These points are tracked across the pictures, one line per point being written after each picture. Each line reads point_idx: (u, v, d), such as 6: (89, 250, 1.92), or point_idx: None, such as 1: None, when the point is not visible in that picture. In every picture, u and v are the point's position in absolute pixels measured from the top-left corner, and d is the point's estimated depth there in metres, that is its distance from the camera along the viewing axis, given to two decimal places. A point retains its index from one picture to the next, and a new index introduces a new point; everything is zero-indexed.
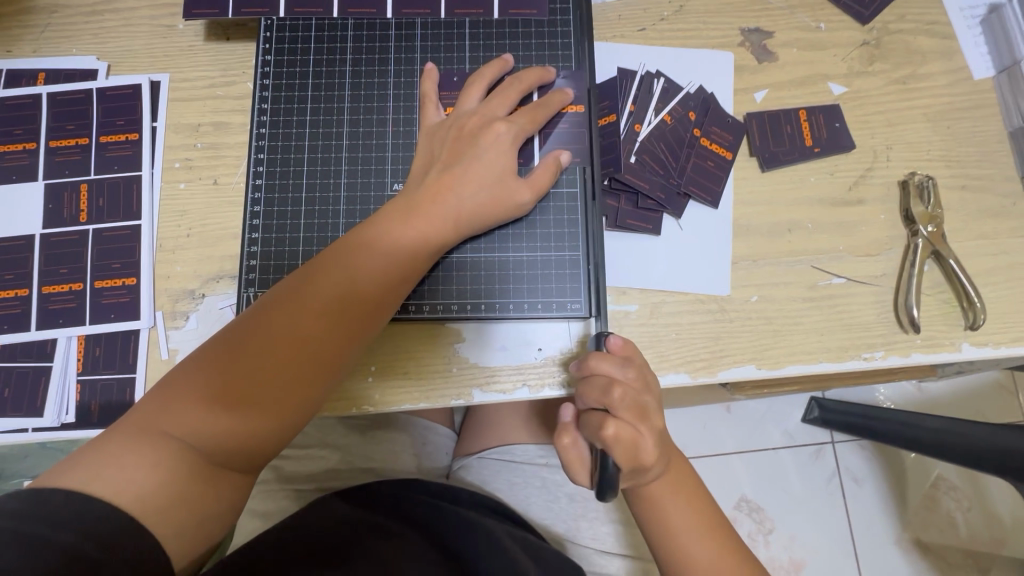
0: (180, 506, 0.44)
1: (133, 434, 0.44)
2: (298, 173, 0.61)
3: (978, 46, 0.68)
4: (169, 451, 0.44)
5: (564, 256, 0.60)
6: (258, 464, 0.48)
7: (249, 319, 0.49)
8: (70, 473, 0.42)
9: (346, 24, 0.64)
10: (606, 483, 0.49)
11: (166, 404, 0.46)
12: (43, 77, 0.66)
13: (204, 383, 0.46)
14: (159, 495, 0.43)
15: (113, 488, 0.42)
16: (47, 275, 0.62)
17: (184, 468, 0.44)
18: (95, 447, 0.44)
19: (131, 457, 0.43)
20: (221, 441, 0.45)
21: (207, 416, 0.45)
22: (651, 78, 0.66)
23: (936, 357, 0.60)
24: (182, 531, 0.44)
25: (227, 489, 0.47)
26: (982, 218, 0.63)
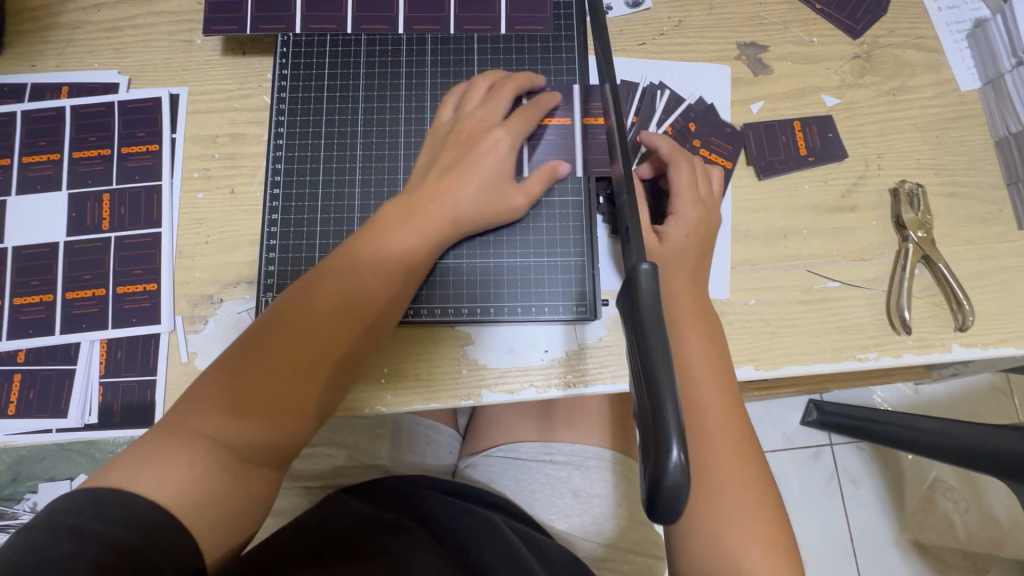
0: (214, 502, 0.45)
1: (169, 435, 0.47)
2: (314, 183, 0.64)
3: (964, 59, 0.71)
4: (202, 449, 0.46)
5: (569, 262, 0.63)
6: (283, 459, 0.50)
7: (260, 324, 0.51)
8: (113, 475, 0.45)
9: (359, 39, 0.67)
10: (672, 491, 0.32)
11: (195, 407, 0.48)
12: (66, 90, 0.69)
13: (223, 386, 0.48)
14: (195, 491, 0.45)
15: (154, 486, 0.44)
16: (70, 280, 0.64)
17: (217, 465, 0.46)
18: (133, 451, 0.46)
19: (168, 457, 0.45)
20: (249, 438, 0.47)
21: (233, 416, 0.47)
22: (654, 90, 0.69)
23: (927, 358, 0.63)
24: (216, 527, 0.45)
25: (257, 484, 0.48)
26: (970, 224, 0.66)
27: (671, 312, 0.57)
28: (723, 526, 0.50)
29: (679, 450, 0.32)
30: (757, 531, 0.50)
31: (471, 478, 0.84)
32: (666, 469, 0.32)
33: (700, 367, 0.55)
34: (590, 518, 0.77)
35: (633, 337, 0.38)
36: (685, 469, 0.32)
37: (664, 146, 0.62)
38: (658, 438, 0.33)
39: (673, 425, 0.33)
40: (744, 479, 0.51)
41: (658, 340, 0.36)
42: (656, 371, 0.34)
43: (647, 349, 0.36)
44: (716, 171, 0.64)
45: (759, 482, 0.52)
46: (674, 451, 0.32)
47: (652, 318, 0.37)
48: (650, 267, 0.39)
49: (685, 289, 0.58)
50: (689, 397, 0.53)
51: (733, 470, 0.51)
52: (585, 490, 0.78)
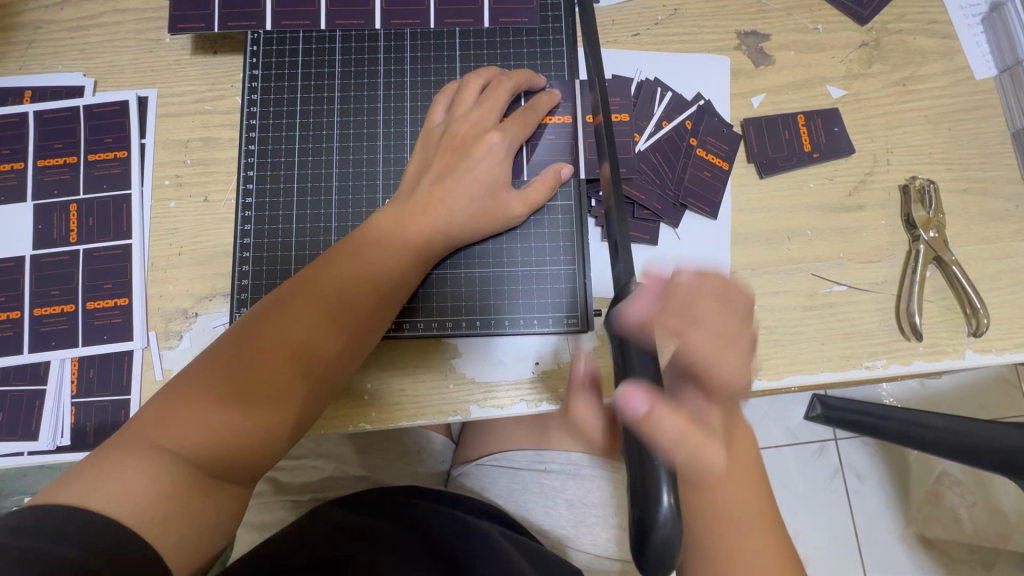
0: (179, 520, 0.43)
1: (129, 446, 0.44)
2: (289, 191, 0.60)
3: (978, 45, 0.66)
4: (168, 464, 0.43)
5: (559, 269, 0.60)
6: (256, 474, 0.48)
7: (239, 332, 0.48)
8: (68, 490, 0.42)
9: (334, 36, 0.63)
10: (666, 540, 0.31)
11: (162, 419, 0.45)
12: (29, 95, 0.65)
13: (196, 398, 0.45)
14: (159, 508, 0.42)
15: (113, 501, 0.41)
16: (38, 297, 0.61)
17: (183, 481, 0.43)
18: (92, 463, 0.43)
19: (130, 471, 0.42)
20: (218, 455, 0.45)
21: (204, 431, 0.44)
22: (649, 84, 0.65)
23: (938, 365, 0.60)
24: (182, 546, 0.43)
25: (227, 501, 0.46)
26: (984, 222, 0.62)
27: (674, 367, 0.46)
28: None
29: (669, 495, 0.32)
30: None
31: (464, 487, 0.82)
32: (660, 519, 0.31)
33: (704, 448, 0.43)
34: (586, 530, 0.76)
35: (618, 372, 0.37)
36: (677, 514, 0.32)
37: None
38: (647, 480, 0.32)
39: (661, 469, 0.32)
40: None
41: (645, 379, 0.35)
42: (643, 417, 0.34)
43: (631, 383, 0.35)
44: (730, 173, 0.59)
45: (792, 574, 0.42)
46: (664, 497, 0.32)
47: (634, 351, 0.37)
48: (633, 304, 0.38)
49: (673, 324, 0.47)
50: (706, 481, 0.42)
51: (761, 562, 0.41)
52: (579, 500, 0.76)
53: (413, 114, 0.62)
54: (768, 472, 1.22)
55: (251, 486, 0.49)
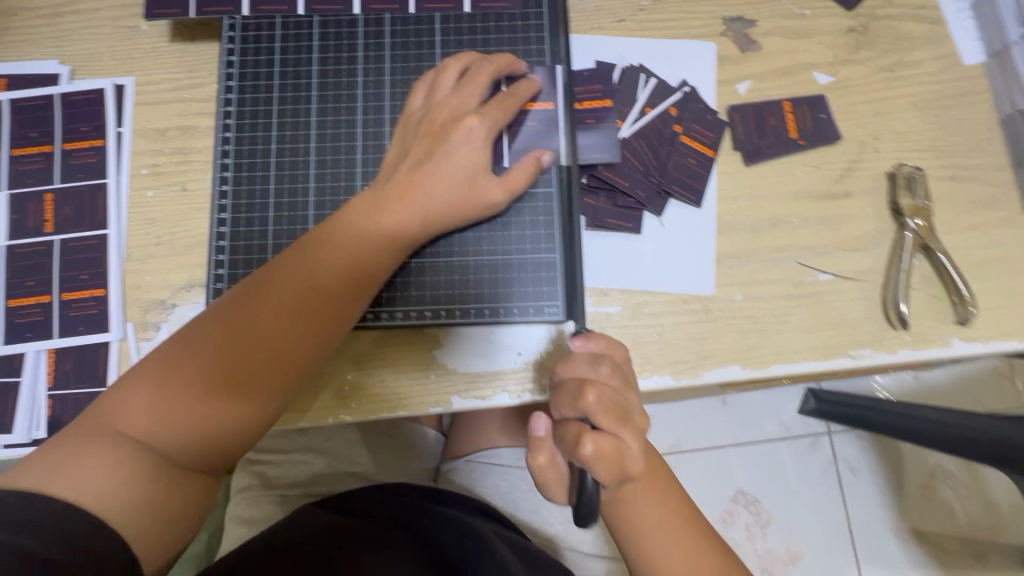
0: (142, 510, 0.42)
1: (93, 432, 0.43)
2: (266, 179, 0.59)
3: (967, 31, 0.65)
4: (132, 452, 0.43)
5: (540, 258, 0.59)
6: (224, 465, 0.47)
7: (211, 317, 0.47)
8: (29, 476, 0.41)
9: (312, 21, 0.62)
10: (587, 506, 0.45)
11: (128, 405, 0.44)
12: (3, 83, 0.64)
13: (166, 383, 0.45)
14: (120, 497, 0.42)
15: (73, 489, 0.41)
16: (13, 288, 0.60)
17: (145, 469, 0.43)
18: (56, 450, 0.43)
19: (92, 459, 0.42)
20: (184, 442, 0.44)
21: (172, 418, 0.44)
22: (633, 71, 0.64)
23: (924, 354, 0.59)
24: (145, 533, 0.42)
25: (194, 489, 0.46)
26: (971, 210, 0.62)
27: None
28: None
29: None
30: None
31: (451, 482, 0.81)
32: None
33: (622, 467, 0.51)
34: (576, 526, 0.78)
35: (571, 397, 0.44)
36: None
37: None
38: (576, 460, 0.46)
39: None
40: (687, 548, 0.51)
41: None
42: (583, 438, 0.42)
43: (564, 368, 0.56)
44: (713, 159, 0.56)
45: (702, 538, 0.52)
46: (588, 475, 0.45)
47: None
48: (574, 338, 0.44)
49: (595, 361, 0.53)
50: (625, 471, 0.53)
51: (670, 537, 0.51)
52: None
53: (392, 101, 0.61)
54: (760, 466, 1.21)
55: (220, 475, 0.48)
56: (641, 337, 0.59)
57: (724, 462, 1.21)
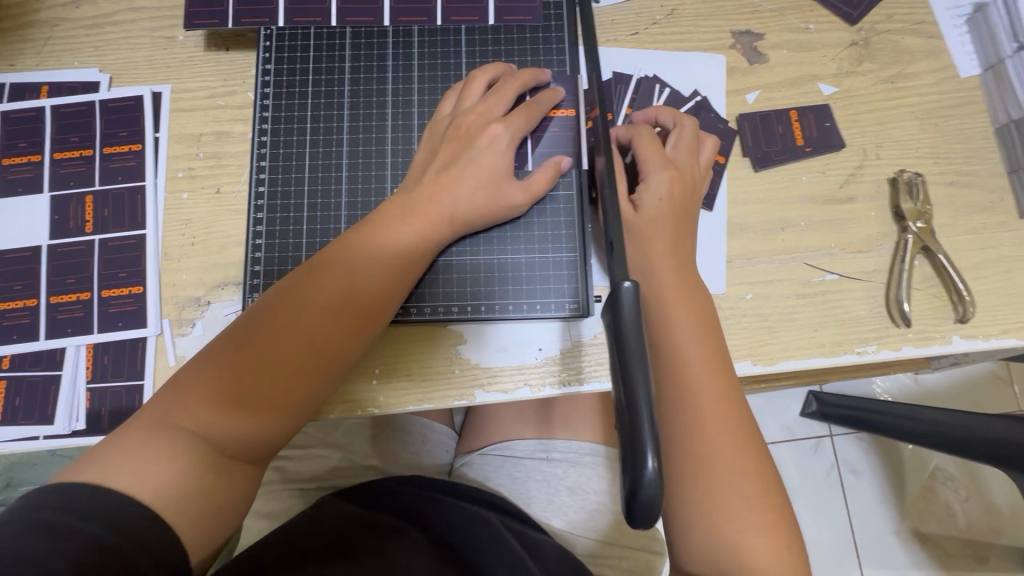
0: (196, 500, 0.45)
1: (148, 427, 0.46)
2: (300, 181, 0.62)
3: (964, 44, 0.69)
4: (186, 444, 0.45)
5: (561, 257, 0.62)
6: (267, 455, 0.50)
7: (252, 316, 0.50)
8: (90, 469, 0.44)
9: (344, 32, 0.65)
10: (645, 504, 0.34)
11: (179, 400, 0.47)
12: (46, 90, 0.67)
13: (215, 379, 0.47)
14: (177, 488, 0.44)
15: (134, 481, 0.43)
16: (55, 285, 0.63)
17: (200, 462, 0.45)
18: (114, 443, 0.45)
19: (148, 452, 0.45)
20: (233, 434, 0.47)
21: (222, 410, 0.47)
22: (648, 82, 0.67)
23: (926, 350, 0.62)
24: (198, 523, 0.45)
25: (242, 480, 0.48)
26: (969, 213, 0.65)
27: (660, 296, 0.55)
28: (721, 515, 0.50)
29: (654, 460, 0.34)
30: (758, 523, 0.50)
31: (466, 477, 0.84)
32: (643, 476, 0.34)
33: (693, 361, 0.53)
34: (587, 515, 0.77)
35: (615, 354, 0.38)
36: (660, 478, 0.34)
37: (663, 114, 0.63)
38: (635, 449, 0.34)
39: (648, 437, 0.34)
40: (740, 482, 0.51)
41: (636, 356, 0.37)
42: (635, 392, 0.35)
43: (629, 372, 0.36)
44: (708, 143, 0.62)
45: (762, 478, 0.52)
46: (649, 462, 0.34)
47: (632, 337, 0.38)
48: (632, 285, 0.39)
49: (669, 267, 0.56)
50: (683, 398, 0.52)
51: (727, 470, 0.51)
52: (580, 486, 0.78)
53: (420, 108, 0.64)
54: None
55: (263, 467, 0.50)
56: None
57: None
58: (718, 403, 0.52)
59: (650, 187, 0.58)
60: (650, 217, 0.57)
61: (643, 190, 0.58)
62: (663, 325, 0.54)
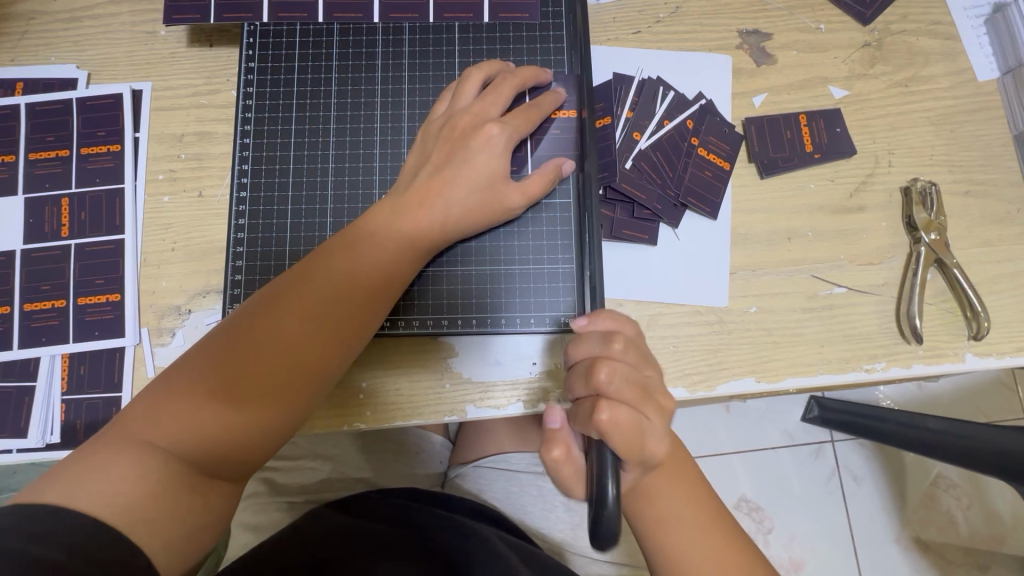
0: (167, 520, 0.42)
1: (115, 443, 0.43)
2: (284, 185, 0.59)
3: (982, 47, 0.66)
4: (155, 462, 0.43)
5: (557, 268, 0.59)
6: (247, 473, 0.47)
7: (232, 326, 0.48)
8: (52, 489, 0.41)
9: (331, 29, 0.62)
10: (606, 527, 0.40)
11: (152, 415, 0.44)
12: (21, 87, 0.64)
13: (190, 394, 0.45)
14: (146, 508, 0.42)
15: (99, 501, 0.41)
16: (29, 292, 0.60)
17: (172, 480, 0.43)
18: (78, 461, 0.43)
19: (115, 470, 0.42)
20: (207, 452, 0.44)
21: (195, 428, 0.44)
22: (651, 84, 0.64)
23: (937, 368, 0.59)
24: (169, 545, 0.42)
25: (217, 498, 0.46)
26: (985, 224, 0.62)
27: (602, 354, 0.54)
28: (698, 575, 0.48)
29: (614, 486, 0.42)
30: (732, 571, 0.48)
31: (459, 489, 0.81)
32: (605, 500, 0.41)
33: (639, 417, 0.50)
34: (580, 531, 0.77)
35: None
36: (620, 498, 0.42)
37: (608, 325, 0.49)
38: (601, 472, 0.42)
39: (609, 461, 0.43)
40: (708, 539, 0.49)
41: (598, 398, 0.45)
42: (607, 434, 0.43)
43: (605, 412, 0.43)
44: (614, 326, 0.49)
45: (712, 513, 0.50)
46: (610, 486, 0.42)
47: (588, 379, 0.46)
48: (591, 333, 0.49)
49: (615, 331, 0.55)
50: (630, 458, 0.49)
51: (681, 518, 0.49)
52: (578, 502, 0.77)
53: (410, 110, 0.61)
54: (764, 473, 1.22)
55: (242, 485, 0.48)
56: (656, 349, 0.59)
57: (728, 470, 1.22)
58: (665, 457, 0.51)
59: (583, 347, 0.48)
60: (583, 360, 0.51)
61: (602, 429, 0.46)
62: None
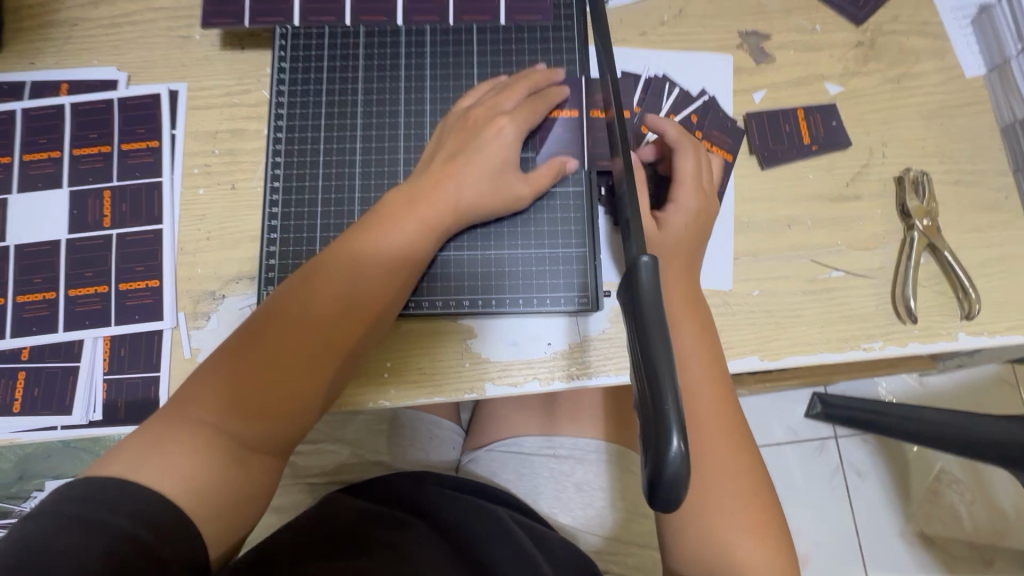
0: (216, 492, 0.46)
1: (168, 419, 0.47)
2: (314, 176, 0.63)
3: (969, 45, 0.70)
4: (203, 436, 0.46)
5: (571, 252, 0.63)
6: (285, 449, 0.51)
7: (273, 307, 0.51)
8: (113, 464, 0.45)
9: (358, 31, 0.66)
10: (668, 491, 0.33)
11: (200, 390, 0.48)
12: (66, 88, 0.69)
13: (230, 373, 0.49)
14: (197, 479, 0.45)
15: (154, 473, 0.44)
16: (73, 278, 0.64)
17: (220, 454, 0.46)
18: (136, 438, 0.47)
19: (169, 443, 0.46)
20: (249, 425, 0.48)
21: (238, 400, 0.48)
22: (657, 81, 0.68)
23: (932, 346, 0.62)
24: (220, 515, 0.46)
25: (262, 471, 0.49)
26: (975, 212, 0.66)
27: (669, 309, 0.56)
28: (716, 518, 0.51)
29: (678, 442, 0.33)
30: (749, 524, 0.51)
31: (473, 472, 0.84)
32: (666, 456, 0.33)
33: (695, 367, 0.54)
34: (593, 511, 0.78)
35: (632, 329, 0.37)
36: (685, 457, 0.33)
37: (671, 131, 0.62)
38: (660, 432, 0.33)
39: (672, 415, 0.33)
40: (740, 492, 0.51)
41: (657, 329, 0.36)
42: (657, 369, 0.34)
43: (648, 343, 0.35)
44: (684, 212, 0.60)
45: (751, 471, 0.53)
46: (674, 441, 0.32)
47: (651, 310, 0.36)
48: (650, 259, 0.38)
49: (679, 281, 0.57)
50: (686, 394, 0.53)
51: (723, 470, 0.52)
52: (588, 483, 0.79)
53: (432, 106, 0.65)
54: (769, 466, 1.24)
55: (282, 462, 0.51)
56: None
57: None
58: (717, 410, 0.53)
59: (679, 210, 0.59)
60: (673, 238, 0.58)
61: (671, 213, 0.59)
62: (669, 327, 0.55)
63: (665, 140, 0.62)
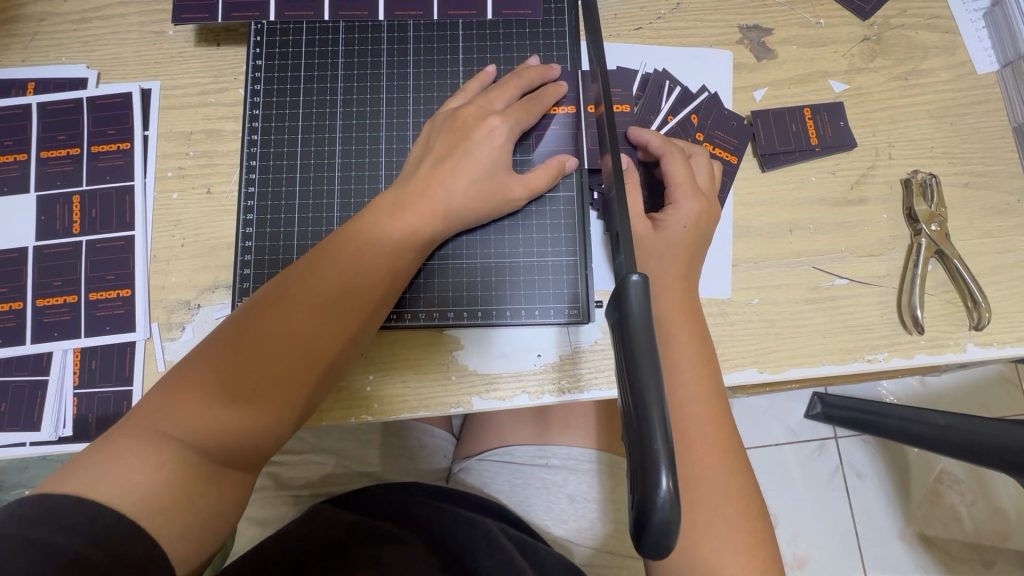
0: (185, 509, 0.43)
1: (132, 433, 0.44)
2: (292, 180, 0.60)
3: (981, 40, 0.66)
4: (171, 452, 0.44)
5: (561, 261, 0.60)
6: (259, 464, 0.48)
7: (249, 315, 0.48)
8: (71, 481, 0.42)
9: (337, 27, 0.63)
10: (657, 532, 0.31)
11: (168, 404, 0.45)
12: (32, 86, 0.65)
13: (201, 385, 0.46)
14: (164, 497, 0.43)
15: (116, 491, 0.42)
16: (41, 288, 0.62)
17: (189, 470, 0.44)
18: (97, 452, 0.44)
19: (133, 460, 0.43)
20: (221, 441, 0.45)
21: (208, 415, 0.45)
22: (655, 78, 0.65)
23: (939, 358, 0.60)
24: (186, 535, 0.43)
25: (232, 487, 0.46)
26: (985, 216, 0.63)
27: (659, 315, 0.53)
28: (703, 537, 0.48)
29: (668, 479, 0.30)
30: (741, 546, 0.48)
31: (464, 483, 0.81)
32: (655, 496, 0.30)
33: (689, 382, 0.51)
34: (587, 524, 0.75)
35: (620, 354, 0.35)
36: (675, 498, 0.30)
37: (655, 140, 0.59)
38: (647, 468, 0.31)
39: (661, 451, 0.31)
40: (733, 516, 0.49)
41: (646, 356, 0.33)
42: (645, 398, 0.32)
43: (637, 370, 0.33)
44: (691, 207, 0.56)
45: (745, 492, 0.50)
46: (663, 480, 0.30)
47: (641, 334, 0.34)
48: (641, 279, 0.35)
49: (676, 289, 0.54)
50: (678, 411, 0.51)
51: (716, 493, 0.49)
52: (581, 494, 0.76)
53: (415, 106, 0.62)
54: (767, 469, 1.22)
55: (256, 476, 0.49)
56: None
57: None
58: (709, 429, 0.51)
59: (678, 211, 0.56)
60: (668, 238, 0.56)
61: (669, 212, 0.56)
62: (660, 339, 0.53)
63: (651, 150, 0.60)
